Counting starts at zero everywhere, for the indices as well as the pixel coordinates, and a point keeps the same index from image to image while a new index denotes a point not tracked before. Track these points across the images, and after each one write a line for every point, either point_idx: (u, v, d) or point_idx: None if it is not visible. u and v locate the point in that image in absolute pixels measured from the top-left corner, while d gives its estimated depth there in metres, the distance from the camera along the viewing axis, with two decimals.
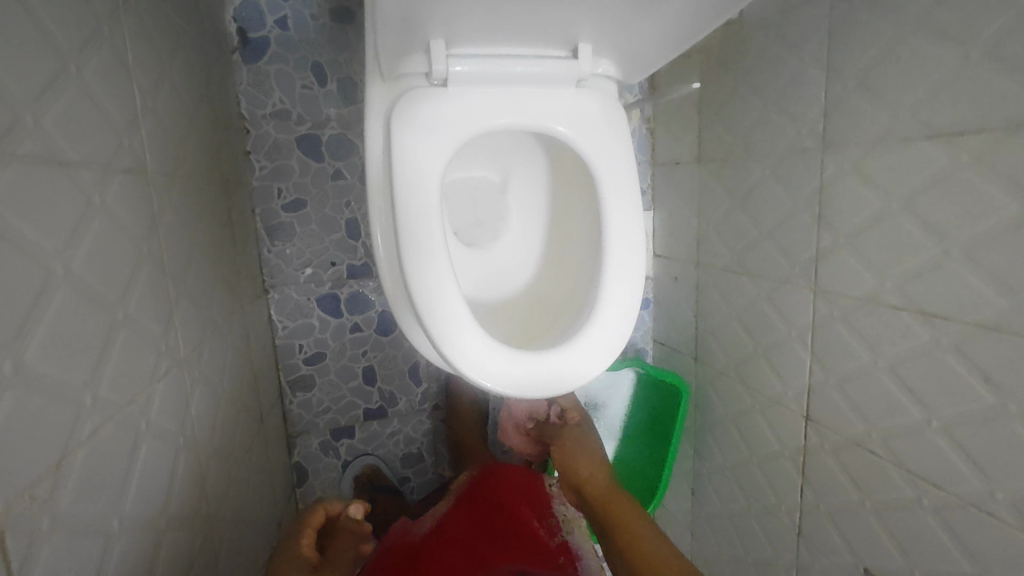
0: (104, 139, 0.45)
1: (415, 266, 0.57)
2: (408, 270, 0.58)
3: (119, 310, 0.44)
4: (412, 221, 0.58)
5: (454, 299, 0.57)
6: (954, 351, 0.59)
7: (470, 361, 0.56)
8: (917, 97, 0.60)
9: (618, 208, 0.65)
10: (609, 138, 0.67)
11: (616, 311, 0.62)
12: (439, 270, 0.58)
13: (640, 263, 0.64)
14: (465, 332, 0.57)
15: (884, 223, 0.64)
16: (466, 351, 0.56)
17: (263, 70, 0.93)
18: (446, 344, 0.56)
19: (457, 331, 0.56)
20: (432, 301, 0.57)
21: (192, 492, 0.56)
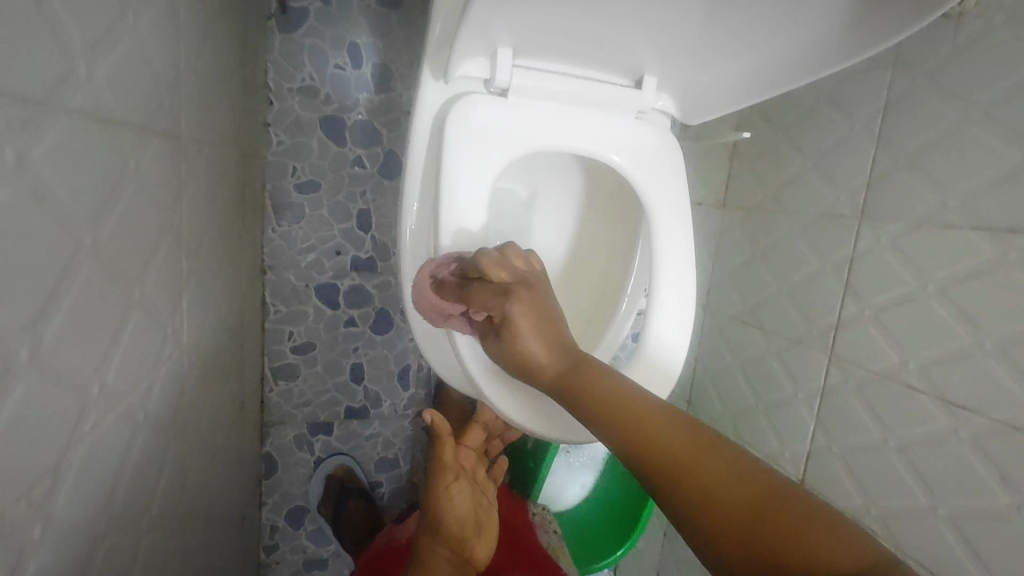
0: (148, 99, 0.41)
1: None
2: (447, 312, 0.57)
3: (137, 289, 0.40)
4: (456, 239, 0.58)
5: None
6: (971, 444, 0.59)
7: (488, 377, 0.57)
8: (972, 186, 0.60)
9: (671, 247, 0.64)
10: (663, 180, 0.66)
11: (658, 352, 0.60)
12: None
13: (688, 300, 0.63)
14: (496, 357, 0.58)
15: (916, 303, 0.64)
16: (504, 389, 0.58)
17: (297, 43, 0.88)
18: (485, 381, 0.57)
19: (482, 351, 0.58)
20: (468, 319, 0.57)
21: (171, 486, 0.51)
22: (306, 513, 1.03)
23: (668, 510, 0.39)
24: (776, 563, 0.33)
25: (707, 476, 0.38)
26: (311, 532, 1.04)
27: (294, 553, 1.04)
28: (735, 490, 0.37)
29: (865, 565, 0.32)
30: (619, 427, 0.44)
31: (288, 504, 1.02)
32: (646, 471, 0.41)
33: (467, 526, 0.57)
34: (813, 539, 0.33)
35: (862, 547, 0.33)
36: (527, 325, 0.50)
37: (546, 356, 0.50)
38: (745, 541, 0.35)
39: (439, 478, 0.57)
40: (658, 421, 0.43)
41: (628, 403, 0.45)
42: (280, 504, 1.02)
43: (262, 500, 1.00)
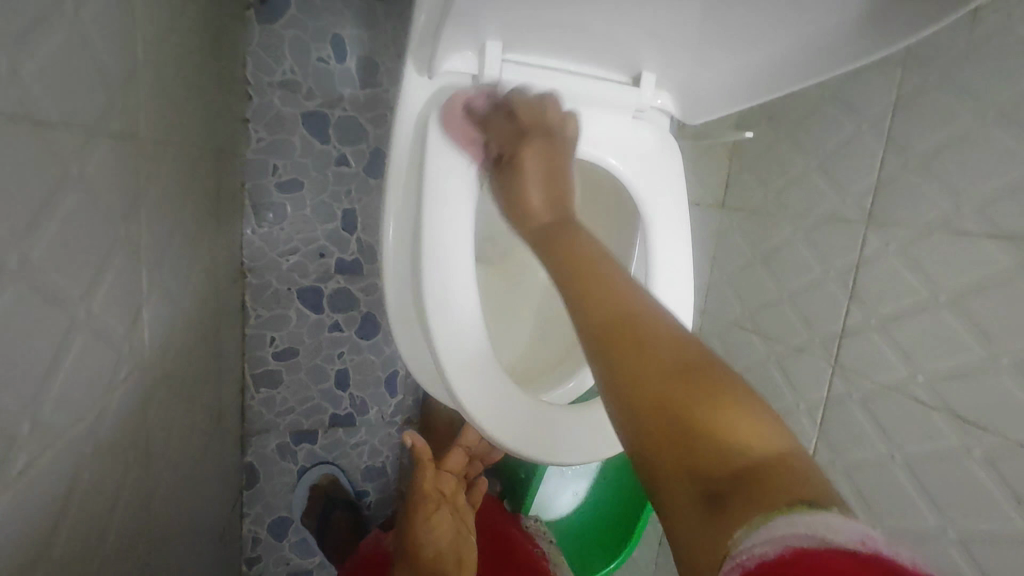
0: (95, 97, 0.37)
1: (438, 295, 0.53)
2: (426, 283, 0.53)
3: (81, 307, 0.37)
4: (438, 252, 0.53)
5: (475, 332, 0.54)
6: (983, 463, 0.56)
7: (474, 398, 0.52)
8: (987, 192, 0.57)
9: (667, 260, 0.62)
10: (660, 186, 0.63)
11: None
12: (461, 301, 0.54)
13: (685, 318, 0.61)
14: (486, 376, 0.53)
15: (925, 313, 0.61)
16: (489, 405, 0.53)
17: (277, 34, 0.84)
18: (469, 396, 0.52)
19: (469, 367, 0.53)
20: (454, 332, 0.53)
21: (129, 513, 0.48)
22: (289, 524, 0.99)
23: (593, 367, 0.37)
24: (682, 440, 0.31)
25: (643, 344, 0.36)
26: (294, 543, 1.00)
27: (277, 566, 1.00)
28: (673, 361, 0.34)
29: (771, 454, 0.30)
30: (576, 289, 0.41)
31: (270, 515, 0.98)
32: (586, 330, 0.39)
33: (449, 555, 0.53)
34: (727, 422, 0.31)
35: (774, 438, 0.31)
36: (534, 170, 0.50)
37: (541, 205, 0.49)
38: (659, 413, 0.33)
39: (419, 506, 0.55)
40: (612, 289, 0.40)
41: (592, 271, 0.42)
42: (262, 515, 0.98)
43: (244, 512, 0.96)
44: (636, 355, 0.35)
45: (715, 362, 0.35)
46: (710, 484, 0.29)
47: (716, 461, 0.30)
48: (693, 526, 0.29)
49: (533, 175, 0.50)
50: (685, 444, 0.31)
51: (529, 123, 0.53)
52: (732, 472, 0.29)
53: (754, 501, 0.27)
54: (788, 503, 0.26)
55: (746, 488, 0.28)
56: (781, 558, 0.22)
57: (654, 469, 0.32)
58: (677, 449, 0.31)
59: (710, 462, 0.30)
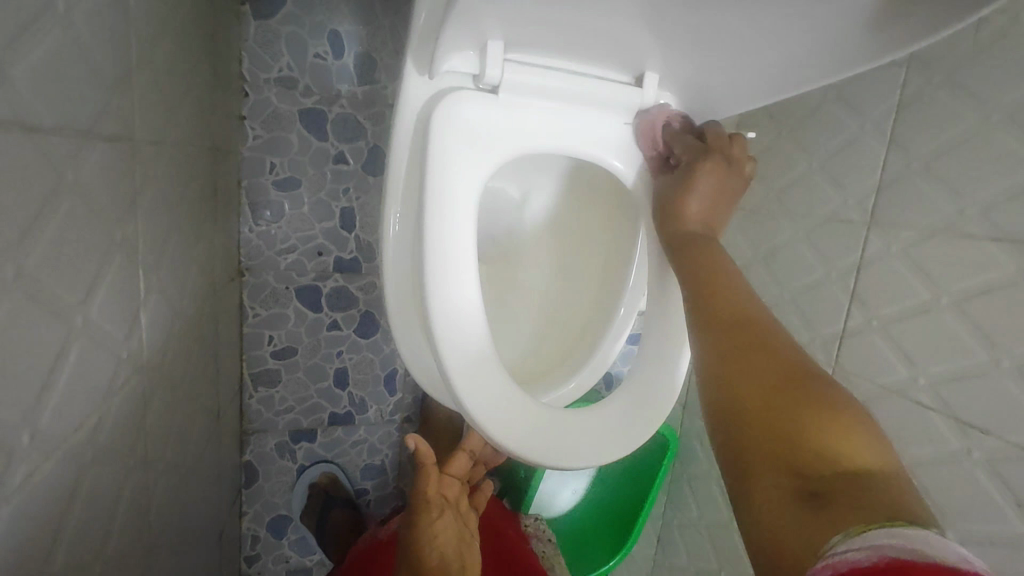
0: (88, 100, 0.36)
1: (441, 293, 0.52)
2: (429, 278, 0.52)
3: (78, 315, 0.36)
4: (440, 255, 0.53)
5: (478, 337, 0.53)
6: (984, 466, 0.56)
7: (480, 405, 0.52)
8: (991, 194, 0.56)
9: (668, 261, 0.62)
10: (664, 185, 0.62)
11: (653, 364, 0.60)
12: (465, 304, 0.53)
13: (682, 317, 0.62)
14: (489, 380, 0.53)
15: (927, 316, 0.61)
16: (489, 406, 0.52)
17: (274, 29, 0.83)
18: (469, 397, 0.52)
19: (474, 372, 0.52)
20: (458, 336, 0.52)
21: (129, 520, 0.47)
22: (288, 522, 0.99)
23: (709, 353, 0.42)
24: (787, 436, 0.35)
25: (770, 349, 0.40)
26: (293, 541, 1.00)
27: (276, 564, 1.00)
28: (793, 364, 0.39)
29: (877, 467, 0.33)
30: (710, 283, 0.46)
31: (269, 513, 0.98)
32: (710, 321, 0.43)
33: (451, 565, 0.53)
34: (835, 425, 0.35)
35: (885, 455, 0.34)
36: (704, 187, 0.54)
37: (694, 216, 0.54)
38: (772, 408, 0.36)
39: (424, 514, 0.54)
40: (744, 296, 0.44)
41: (725, 276, 0.47)
42: (261, 514, 0.98)
43: (242, 510, 0.97)
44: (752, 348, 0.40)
45: (829, 378, 0.38)
46: (810, 481, 0.33)
47: (818, 463, 0.34)
48: (779, 508, 0.32)
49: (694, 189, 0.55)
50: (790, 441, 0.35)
51: (715, 147, 0.57)
52: (834, 473, 0.33)
53: (858, 503, 0.30)
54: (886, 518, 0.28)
55: (844, 489, 0.31)
56: (878, 564, 0.24)
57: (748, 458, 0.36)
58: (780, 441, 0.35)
59: (815, 461, 0.34)
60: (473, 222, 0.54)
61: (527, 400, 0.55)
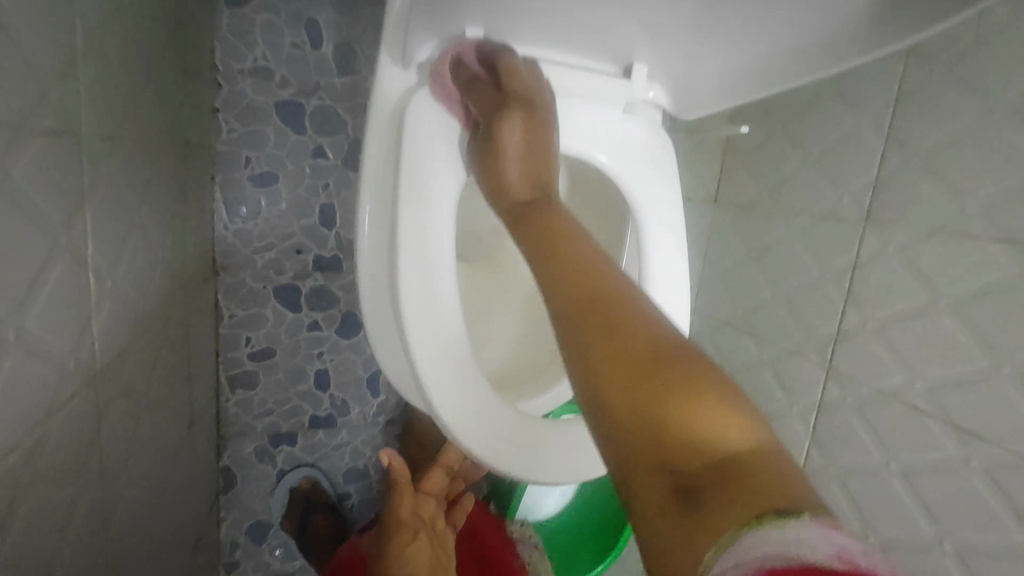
0: (22, 92, 0.33)
1: (417, 301, 0.49)
2: (404, 286, 0.49)
3: (12, 327, 0.33)
4: (416, 256, 0.50)
5: (458, 345, 0.51)
6: (983, 475, 0.54)
7: (461, 418, 0.49)
8: (993, 193, 0.54)
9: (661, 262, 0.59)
10: (656, 186, 0.60)
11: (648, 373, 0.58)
12: (442, 310, 0.50)
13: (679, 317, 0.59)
14: (469, 388, 0.50)
15: (924, 319, 0.59)
16: (470, 421, 0.50)
17: (248, 18, 0.79)
18: (449, 414, 0.49)
19: (453, 382, 0.50)
20: (435, 343, 0.49)
21: (82, 541, 0.45)
22: (269, 528, 0.96)
23: (566, 347, 0.36)
24: (650, 425, 0.30)
25: (612, 328, 0.35)
26: (274, 548, 0.97)
27: (256, 571, 0.97)
28: (643, 342, 0.33)
29: (745, 450, 0.28)
30: (552, 264, 0.40)
31: (248, 519, 0.95)
32: (561, 312, 0.37)
33: None
34: (697, 408, 0.30)
35: (751, 429, 0.29)
36: (512, 142, 0.47)
37: (520, 181, 0.46)
38: (630, 403, 0.31)
39: (396, 536, 0.52)
40: (596, 270, 0.39)
41: (569, 248, 0.41)
42: (240, 520, 0.95)
43: (220, 516, 0.93)
44: (601, 332, 0.35)
45: (689, 347, 0.33)
46: (682, 479, 0.28)
47: (686, 455, 0.29)
48: (666, 524, 0.27)
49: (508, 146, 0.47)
50: (655, 442, 0.30)
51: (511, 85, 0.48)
52: (706, 464, 0.28)
53: (729, 500, 0.25)
54: (759, 514, 0.24)
55: (715, 484, 0.27)
56: None
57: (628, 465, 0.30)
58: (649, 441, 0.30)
59: (683, 453, 0.29)
60: (451, 225, 0.52)
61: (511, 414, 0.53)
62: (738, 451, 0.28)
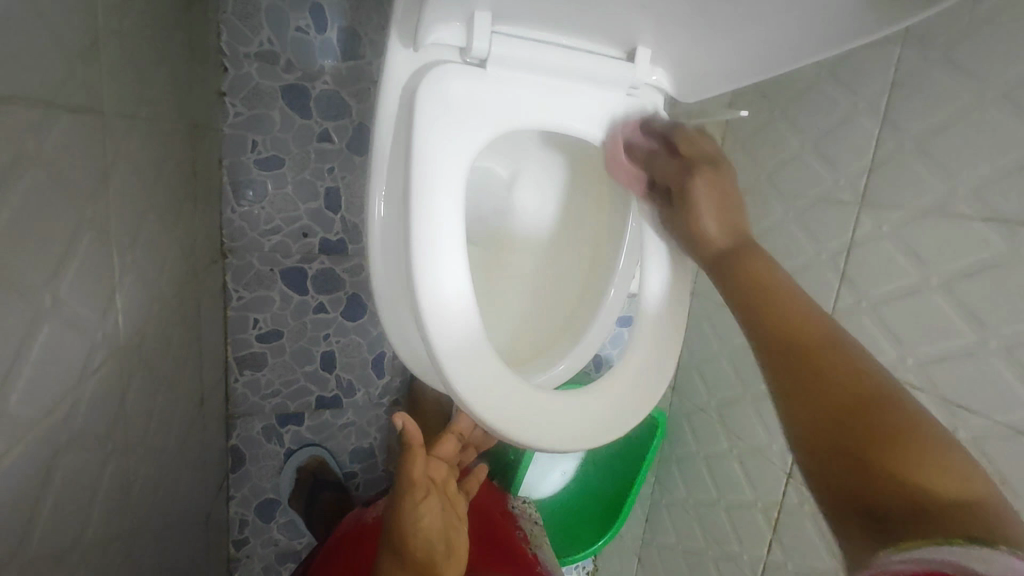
0: (51, 70, 0.35)
1: (429, 275, 0.51)
2: (417, 261, 0.51)
3: (46, 295, 0.35)
4: (427, 233, 0.51)
5: (467, 319, 0.52)
6: (970, 445, 0.56)
7: (469, 386, 0.51)
8: (983, 174, 0.56)
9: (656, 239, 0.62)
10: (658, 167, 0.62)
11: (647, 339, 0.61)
12: (452, 284, 0.52)
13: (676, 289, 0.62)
14: (478, 359, 0.52)
15: (916, 297, 0.61)
16: (484, 390, 0.52)
17: (253, 2, 0.80)
18: (462, 382, 0.51)
19: (462, 354, 0.51)
20: (444, 317, 0.51)
21: (112, 507, 0.47)
22: (277, 506, 0.99)
23: (778, 383, 0.42)
24: (859, 459, 0.35)
25: (832, 370, 0.40)
26: (282, 525, 1.00)
27: (265, 547, 1.00)
28: (850, 383, 0.39)
29: (962, 496, 0.31)
30: (756, 308, 0.46)
31: (257, 497, 0.98)
32: (769, 350, 0.44)
33: (434, 547, 0.52)
34: (906, 450, 0.34)
35: (968, 480, 0.32)
36: (704, 200, 0.54)
37: (718, 234, 0.53)
38: (832, 435, 0.37)
39: (409, 497, 0.52)
40: (810, 321, 0.44)
41: (780, 297, 0.46)
42: (249, 498, 0.97)
43: (229, 494, 0.96)
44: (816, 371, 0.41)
45: (904, 397, 0.37)
46: (881, 508, 0.33)
47: (889, 487, 0.33)
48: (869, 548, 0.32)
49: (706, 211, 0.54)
50: (863, 469, 0.35)
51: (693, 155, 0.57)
52: (909, 500, 0.32)
53: (929, 532, 0.29)
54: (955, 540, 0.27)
55: (912, 514, 0.31)
56: None
57: (831, 491, 0.36)
58: (844, 459, 0.36)
59: (888, 486, 0.33)
60: (461, 201, 0.53)
61: (521, 384, 0.55)
62: (952, 492, 0.31)
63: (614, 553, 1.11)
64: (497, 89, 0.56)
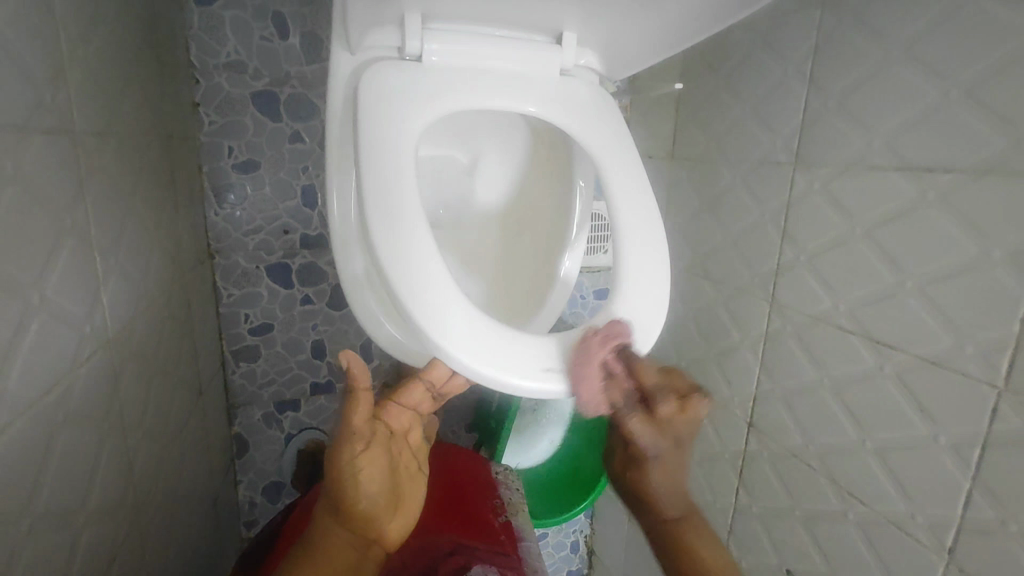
0: (22, 100, 0.40)
1: (388, 233, 0.53)
2: (374, 224, 0.53)
3: (36, 292, 0.41)
4: (393, 216, 0.54)
5: (443, 288, 0.53)
6: (894, 379, 0.60)
7: (437, 320, 0.51)
8: (893, 127, 0.60)
9: (618, 181, 0.63)
10: (629, 181, 0.63)
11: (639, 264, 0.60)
12: (436, 287, 0.52)
13: (651, 216, 0.62)
14: (488, 344, 0.52)
15: (845, 247, 0.65)
16: (462, 338, 0.51)
17: (217, 15, 0.84)
18: (438, 331, 0.51)
19: (430, 294, 0.52)
20: (407, 261, 0.53)
21: (117, 480, 0.53)
22: (282, 487, 1.06)
23: None
24: None
25: None
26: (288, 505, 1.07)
27: None
28: None
29: None
30: None
31: (264, 480, 1.05)
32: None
33: (374, 503, 0.52)
34: None
35: None
36: (662, 474, 0.57)
37: (668, 505, 0.60)
38: None
39: (345, 448, 0.51)
40: None
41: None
42: (255, 481, 1.04)
43: (237, 479, 1.03)
44: None
45: None
46: None
47: None
48: None
49: (655, 485, 0.58)
50: None
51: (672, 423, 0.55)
52: None
53: None
54: None
55: None
56: None
57: None
58: None
59: None
60: (412, 169, 0.56)
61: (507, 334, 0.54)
62: None
63: (608, 514, 1.17)
64: (437, 76, 0.61)
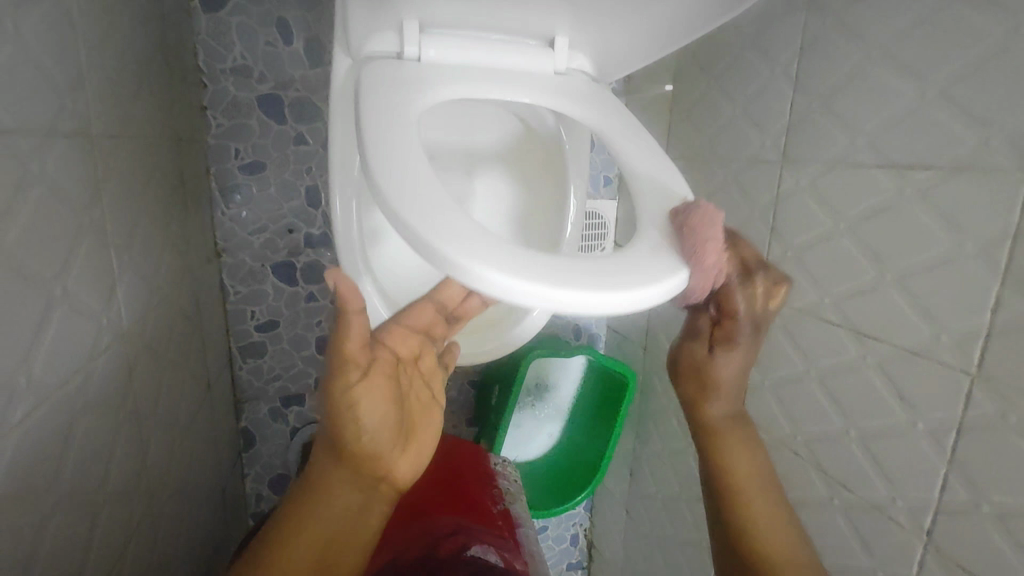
0: (46, 106, 0.43)
1: (386, 168, 0.51)
2: (374, 164, 0.51)
3: (58, 286, 0.44)
4: (393, 157, 0.52)
5: (446, 209, 0.48)
6: (876, 368, 0.63)
7: (439, 232, 0.46)
8: (874, 126, 0.62)
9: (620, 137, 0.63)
10: (629, 134, 0.63)
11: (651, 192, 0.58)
12: (441, 209, 0.48)
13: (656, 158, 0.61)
14: (504, 252, 0.46)
15: (829, 242, 0.67)
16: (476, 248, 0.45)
17: (224, 21, 0.87)
18: (444, 243, 0.45)
19: (431, 210, 0.48)
20: (406, 185, 0.50)
21: (132, 466, 0.56)
22: (288, 480, 1.09)
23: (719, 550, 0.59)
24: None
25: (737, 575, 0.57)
26: None
27: None
28: None
29: None
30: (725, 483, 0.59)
31: (270, 473, 1.08)
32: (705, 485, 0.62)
33: (377, 438, 0.46)
34: None
35: None
36: (737, 358, 0.58)
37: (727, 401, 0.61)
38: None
39: (339, 376, 0.45)
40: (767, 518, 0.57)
41: (749, 486, 0.59)
42: (262, 474, 1.07)
43: (244, 471, 1.06)
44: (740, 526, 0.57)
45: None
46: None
47: None
48: None
49: (726, 371, 0.59)
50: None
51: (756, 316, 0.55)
52: None
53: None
54: None
55: None
56: None
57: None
58: None
59: None
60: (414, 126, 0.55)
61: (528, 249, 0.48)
62: None
63: (607, 507, 1.19)
64: (435, 70, 0.63)
